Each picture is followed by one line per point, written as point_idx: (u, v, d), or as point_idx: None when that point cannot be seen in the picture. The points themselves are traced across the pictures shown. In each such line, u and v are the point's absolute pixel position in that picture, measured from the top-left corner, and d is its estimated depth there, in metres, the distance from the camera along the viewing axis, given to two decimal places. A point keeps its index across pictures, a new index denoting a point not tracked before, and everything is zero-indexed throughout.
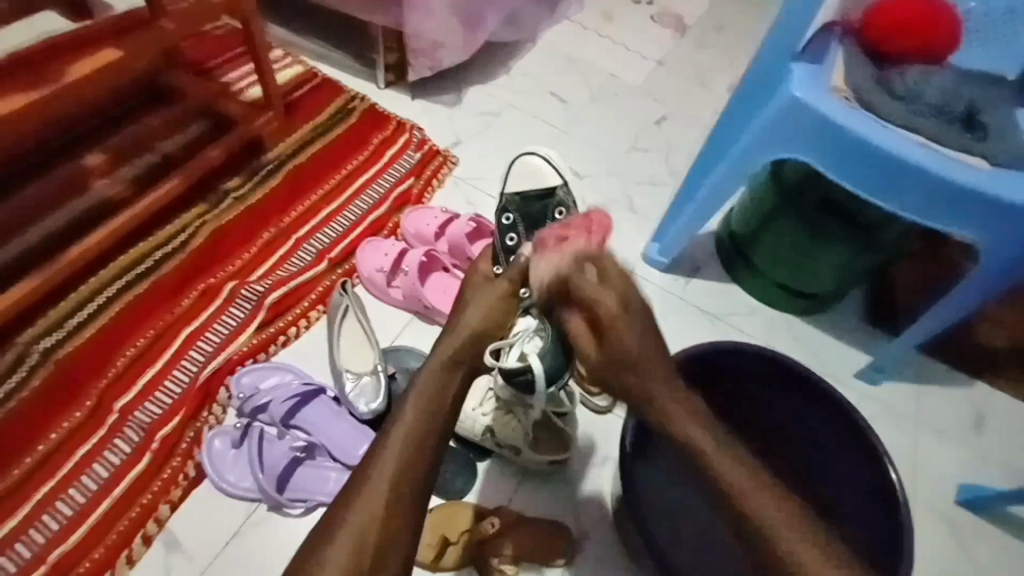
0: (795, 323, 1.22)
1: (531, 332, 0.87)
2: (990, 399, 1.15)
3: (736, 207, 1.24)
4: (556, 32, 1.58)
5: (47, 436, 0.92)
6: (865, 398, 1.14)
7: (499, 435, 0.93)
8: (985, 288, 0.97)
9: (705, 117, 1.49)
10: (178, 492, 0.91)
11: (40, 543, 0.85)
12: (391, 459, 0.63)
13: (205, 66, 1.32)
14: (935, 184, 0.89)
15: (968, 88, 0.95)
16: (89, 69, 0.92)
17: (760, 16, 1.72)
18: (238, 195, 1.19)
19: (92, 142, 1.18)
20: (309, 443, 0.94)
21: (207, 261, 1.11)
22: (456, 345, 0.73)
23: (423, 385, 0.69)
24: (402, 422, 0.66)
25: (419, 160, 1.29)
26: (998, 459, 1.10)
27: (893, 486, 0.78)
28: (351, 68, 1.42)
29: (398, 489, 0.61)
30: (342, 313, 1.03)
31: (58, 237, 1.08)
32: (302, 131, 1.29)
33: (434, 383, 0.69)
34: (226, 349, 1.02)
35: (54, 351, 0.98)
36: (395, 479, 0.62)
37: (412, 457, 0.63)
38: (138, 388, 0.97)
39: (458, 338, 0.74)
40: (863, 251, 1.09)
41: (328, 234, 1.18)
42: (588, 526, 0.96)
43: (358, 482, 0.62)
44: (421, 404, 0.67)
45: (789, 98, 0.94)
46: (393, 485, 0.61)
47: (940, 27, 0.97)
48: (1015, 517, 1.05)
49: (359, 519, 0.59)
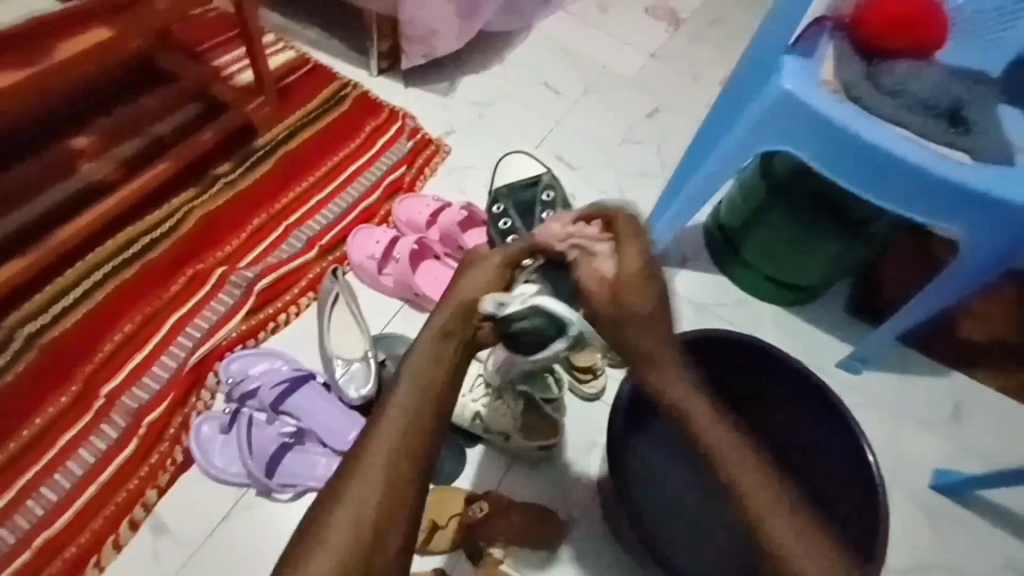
0: (781, 315, 1.23)
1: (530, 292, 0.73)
2: (969, 390, 1.18)
3: (726, 200, 1.25)
4: (550, 23, 1.58)
5: (33, 420, 0.91)
6: (848, 389, 1.16)
7: (488, 422, 0.95)
8: (967, 282, 0.99)
9: (697, 110, 1.50)
10: (166, 477, 0.91)
11: (26, 527, 0.85)
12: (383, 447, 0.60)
13: (195, 50, 1.31)
14: (921, 178, 0.91)
15: (956, 85, 0.97)
16: (77, 51, 0.91)
17: (753, 10, 1.72)
18: (228, 181, 1.18)
19: (79, 125, 1.16)
20: (298, 430, 0.95)
21: (196, 247, 1.10)
22: (447, 317, 0.69)
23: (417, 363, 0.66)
24: (396, 405, 0.63)
25: (412, 148, 1.29)
26: (976, 449, 1.13)
27: (873, 472, 0.80)
28: (343, 55, 1.41)
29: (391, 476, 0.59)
30: (333, 300, 1.03)
31: (44, 220, 1.06)
32: (294, 118, 1.28)
33: (426, 362, 0.66)
34: (216, 335, 1.02)
35: (41, 335, 0.97)
36: (391, 462, 0.59)
37: (411, 440, 0.61)
38: (126, 372, 0.97)
39: (448, 310, 0.69)
40: (849, 244, 1.10)
41: (319, 221, 1.18)
42: (575, 512, 0.97)
43: (351, 466, 0.60)
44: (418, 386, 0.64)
45: (779, 91, 0.94)
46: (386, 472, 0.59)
47: (928, 24, 0.98)
48: (990, 505, 1.08)
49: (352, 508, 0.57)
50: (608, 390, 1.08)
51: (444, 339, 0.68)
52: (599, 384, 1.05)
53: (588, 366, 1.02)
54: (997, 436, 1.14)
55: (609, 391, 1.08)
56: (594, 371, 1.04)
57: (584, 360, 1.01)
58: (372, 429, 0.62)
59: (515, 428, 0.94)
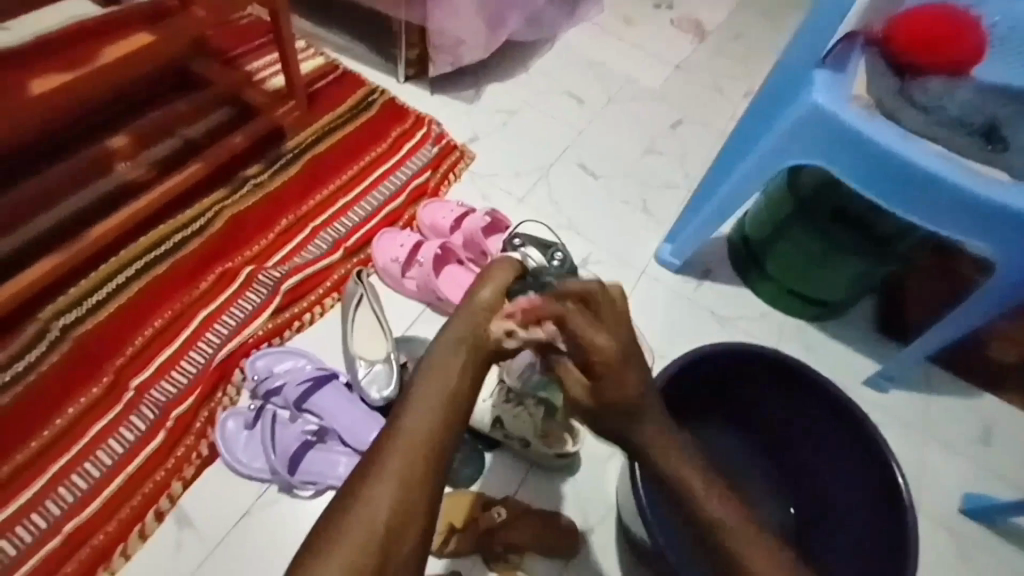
0: (805, 330, 1.22)
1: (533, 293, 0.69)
2: (999, 412, 1.15)
3: (750, 213, 1.24)
4: (575, 33, 1.59)
5: (65, 410, 0.93)
6: (873, 407, 1.14)
7: (509, 427, 0.95)
8: (999, 301, 0.97)
9: (721, 122, 1.49)
10: (191, 470, 0.93)
11: (56, 514, 0.86)
12: (401, 452, 0.59)
13: (229, 54, 1.34)
14: (954, 194, 0.89)
15: (990, 101, 0.94)
16: (123, 53, 0.94)
17: (778, 24, 1.72)
18: (258, 182, 1.21)
19: (117, 125, 1.20)
20: (321, 428, 0.96)
21: (226, 246, 1.13)
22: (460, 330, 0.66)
23: (441, 369, 0.64)
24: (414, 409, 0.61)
25: (436, 154, 1.30)
26: (1005, 473, 1.10)
27: (900, 493, 0.79)
28: (371, 62, 1.44)
29: (409, 480, 0.58)
30: (356, 303, 1.06)
31: (81, 217, 1.09)
32: (323, 122, 1.31)
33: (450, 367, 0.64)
34: (242, 332, 1.03)
35: (75, 327, 1.00)
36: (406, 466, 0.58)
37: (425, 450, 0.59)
38: (156, 366, 0.99)
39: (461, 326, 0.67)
40: (876, 259, 1.09)
41: (345, 223, 1.19)
42: (593, 523, 0.96)
43: (367, 469, 0.59)
44: (440, 395, 0.62)
45: (809, 104, 0.94)
46: (402, 479, 0.58)
47: (964, 39, 0.96)
48: (1020, 531, 1.04)
49: (367, 510, 0.56)
50: None
51: (463, 345, 0.65)
52: None
53: None
54: None
55: None
56: None
57: None
58: (394, 431, 0.60)
59: (535, 433, 0.94)
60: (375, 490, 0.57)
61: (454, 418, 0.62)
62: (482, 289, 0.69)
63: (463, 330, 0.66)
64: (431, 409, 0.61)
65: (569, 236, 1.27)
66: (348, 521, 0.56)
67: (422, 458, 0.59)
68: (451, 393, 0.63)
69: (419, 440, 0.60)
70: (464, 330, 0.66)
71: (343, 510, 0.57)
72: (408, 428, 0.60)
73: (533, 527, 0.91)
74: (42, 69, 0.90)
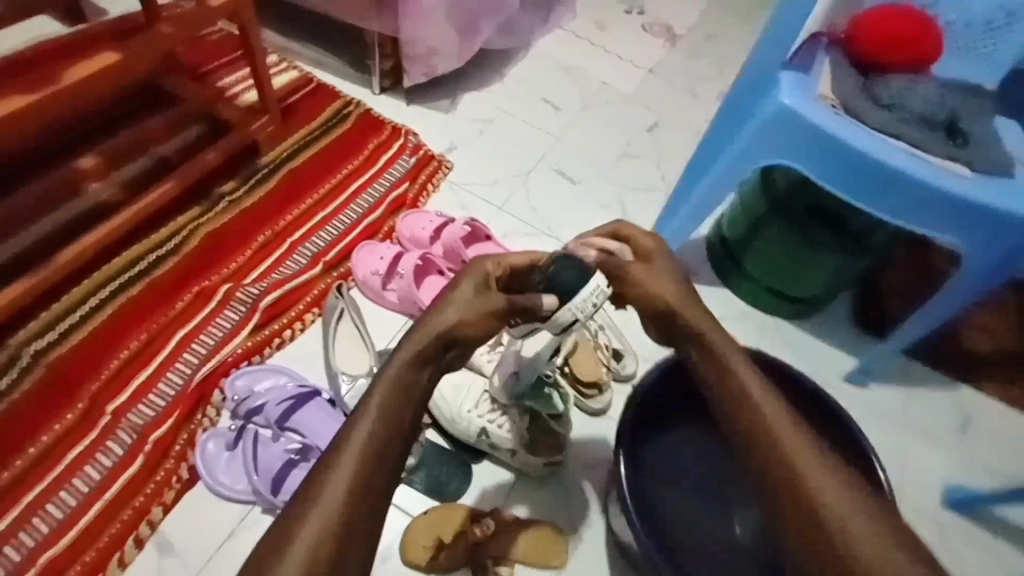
0: (784, 327, 1.23)
1: (619, 351, 1.09)
2: (975, 401, 1.17)
3: (727, 213, 1.26)
4: (548, 40, 1.61)
5: (38, 438, 0.91)
6: (854, 401, 1.16)
7: (493, 438, 0.95)
8: (973, 286, 0.99)
9: (695, 125, 1.51)
10: (171, 494, 0.91)
11: (30, 546, 0.84)
12: (349, 461, 0.54)
13: (202, 70, 1.33)
14: (918, 191, 0.92)
15: (951, 97, 0.98)
16: (89, 71, 0.92)
17: (748, 26, 1.75)
18: (233, 199, 1.19)
19: (86, 144, 1.18)
20: (304, 446, 0.94)
21: (201, 264, 1.11)
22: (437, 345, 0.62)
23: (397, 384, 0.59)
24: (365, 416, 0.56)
25: (414, 165, 1.30)
26: (983, 461, 1.12)
27: (882, 485, 0.83)
28: (345, 73, 1.43)
29: (369, 498, 0.53)
30: (337, 316, 1.04)
31: (51, 240, 1.07)
32: (299, 135, 1.30)
33: (413, 390, 0.60)
34: (221, 352, 1.02)
35: (46, 353, 0.98)
36: (363, 479, 0.53)
37: (380, 460, 0.55)
38: (131, 390, 0.97)
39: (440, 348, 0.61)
40: (852, 256, 1.11)
41: (323, 237, 1.18)
42: (583, 529, 0.96)
43: (316, 487, 0.53)
44: (395, 410, 0.57)
45: (778, 106, 0.96)
46: (349, 496, 0.52)
47: (927, 38, 0.99)
48: (1000, 518, 1.06)
49: (329, 522, 0.50)
50: (613, 404, 1.09)
51: (436, 362, 0.61)
52: (604, 399, 1.06)
53: (591, 380, 1.04)
54: (1004, 445, 1.14)
55: (615, 406, 1.09)
56: (599, 385, 1.05)
57: (588, 375, 1.04)
58: (353, 437, 0.55)
59: (521, 442, 0.95)
60: (333, 509, 0.51)
61: (403, 429, 0.57)
62: (448, 306, 0.63)
63: (430, 349, 0.61)
64: (373, 424, 0.56)
65: (549, 242, 1.28)
66: (303, 538, 0.50)
67: (378, 468, 0.54)
68: (389, 410, 0.57)
69: (376, 457, 0.54)
70: (441, 352, 0.61)
71: (294, 529, 0.50)
72: (364, 446, 0.55)
73: (518, 539, 0.91)
74: (8, 90, 0.87)
